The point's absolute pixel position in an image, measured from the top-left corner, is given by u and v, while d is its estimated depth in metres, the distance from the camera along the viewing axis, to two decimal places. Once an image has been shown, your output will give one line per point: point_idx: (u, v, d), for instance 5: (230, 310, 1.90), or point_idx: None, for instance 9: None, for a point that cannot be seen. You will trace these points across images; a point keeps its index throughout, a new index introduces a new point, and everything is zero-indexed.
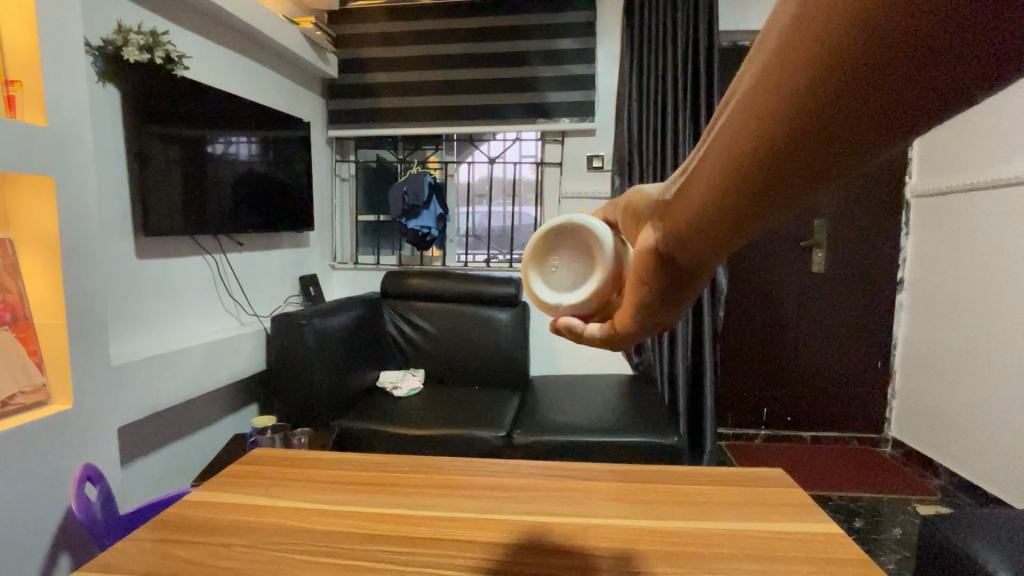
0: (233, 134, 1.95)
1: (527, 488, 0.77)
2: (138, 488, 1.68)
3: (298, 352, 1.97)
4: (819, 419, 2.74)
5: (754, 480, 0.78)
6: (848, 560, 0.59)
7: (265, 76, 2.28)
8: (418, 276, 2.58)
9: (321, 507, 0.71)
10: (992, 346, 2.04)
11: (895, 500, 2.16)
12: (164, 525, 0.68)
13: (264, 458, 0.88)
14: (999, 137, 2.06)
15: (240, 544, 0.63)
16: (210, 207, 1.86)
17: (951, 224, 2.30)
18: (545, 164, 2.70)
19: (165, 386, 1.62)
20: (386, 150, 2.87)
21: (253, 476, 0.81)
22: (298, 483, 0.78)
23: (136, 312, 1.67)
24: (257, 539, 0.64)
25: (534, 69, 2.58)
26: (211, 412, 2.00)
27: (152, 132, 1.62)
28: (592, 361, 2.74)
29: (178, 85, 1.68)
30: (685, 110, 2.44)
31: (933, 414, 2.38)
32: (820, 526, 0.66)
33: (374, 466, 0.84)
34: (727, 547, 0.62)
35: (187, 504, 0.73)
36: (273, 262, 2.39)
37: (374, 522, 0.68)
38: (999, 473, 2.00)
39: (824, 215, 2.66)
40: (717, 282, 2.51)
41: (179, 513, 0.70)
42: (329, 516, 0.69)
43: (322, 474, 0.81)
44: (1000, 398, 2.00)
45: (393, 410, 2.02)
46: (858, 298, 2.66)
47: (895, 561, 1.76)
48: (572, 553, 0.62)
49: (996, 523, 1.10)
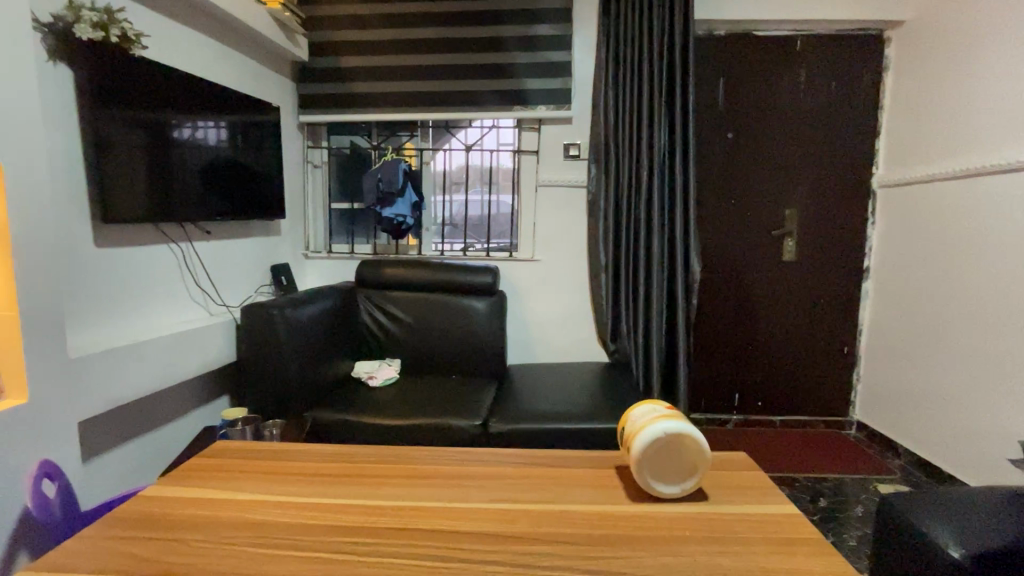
0: (200, 119, 1.89)
1: (497, 477, 0.77)
2: (101, 485, 1.63)
3: (270, 342, 1.92)
4: (787, 404, 2.83)
5: (719, 465, 0.80)
6: (805, 539, 0.62)
7: (232, 58, 2.20)
8: (393, 265, 2.54)
9: (287, 499, 0.70)
10: (953, 333, 2.13)
11: (858, 479, 2.25)
12: (121, 521, 0.66)
13: (231, 453, 0.85)
14: (964, 130, 2.12)
15: (199, 539, 0.62)
16: (177, 193, 1.80)
17: (914, 215, 2.38)
18: (521, 152, 2.68)
19: (128, 379, 1.56)
20: (360, 137, 2.81)
21: (218, 471, 0.78)
22: (265, 476, 0.77)
23: (95, 303, 1.61)
24: (218, 533, 0.63)
25: (510, 55, 2.55)
26: (178, 405, 1.95)
27: (112, 115, 1.55)
28: (569, 349, 2.75)
29: (134, 65, 1.60)
30: (659, 100, 2.46)
31: (896, 397, 2.48)
32: (780, 507, 0.68)
33: (342, 458, 0.83)
34: (690, 530, 0.63)
35: (147, 501, 0.71)
36: (243, 250, 2.32)
37: (342, 513, 0.67)
38: (957, 452, 2.10)
39: (795, 206, 2.71)
40: (691, 272, 2.55)
41: (138, 510, 0.68)
42: (294, 508, 0.68)
43: (289, 467, 0.80)
44: (960, 381, 2.08)
45: (369, 401, 2.01)
46: (827, 286, 2.73)
47: (856, 538, 1.84)
48: (538, 538, 0.62)
49: (941, 496, 1.15)
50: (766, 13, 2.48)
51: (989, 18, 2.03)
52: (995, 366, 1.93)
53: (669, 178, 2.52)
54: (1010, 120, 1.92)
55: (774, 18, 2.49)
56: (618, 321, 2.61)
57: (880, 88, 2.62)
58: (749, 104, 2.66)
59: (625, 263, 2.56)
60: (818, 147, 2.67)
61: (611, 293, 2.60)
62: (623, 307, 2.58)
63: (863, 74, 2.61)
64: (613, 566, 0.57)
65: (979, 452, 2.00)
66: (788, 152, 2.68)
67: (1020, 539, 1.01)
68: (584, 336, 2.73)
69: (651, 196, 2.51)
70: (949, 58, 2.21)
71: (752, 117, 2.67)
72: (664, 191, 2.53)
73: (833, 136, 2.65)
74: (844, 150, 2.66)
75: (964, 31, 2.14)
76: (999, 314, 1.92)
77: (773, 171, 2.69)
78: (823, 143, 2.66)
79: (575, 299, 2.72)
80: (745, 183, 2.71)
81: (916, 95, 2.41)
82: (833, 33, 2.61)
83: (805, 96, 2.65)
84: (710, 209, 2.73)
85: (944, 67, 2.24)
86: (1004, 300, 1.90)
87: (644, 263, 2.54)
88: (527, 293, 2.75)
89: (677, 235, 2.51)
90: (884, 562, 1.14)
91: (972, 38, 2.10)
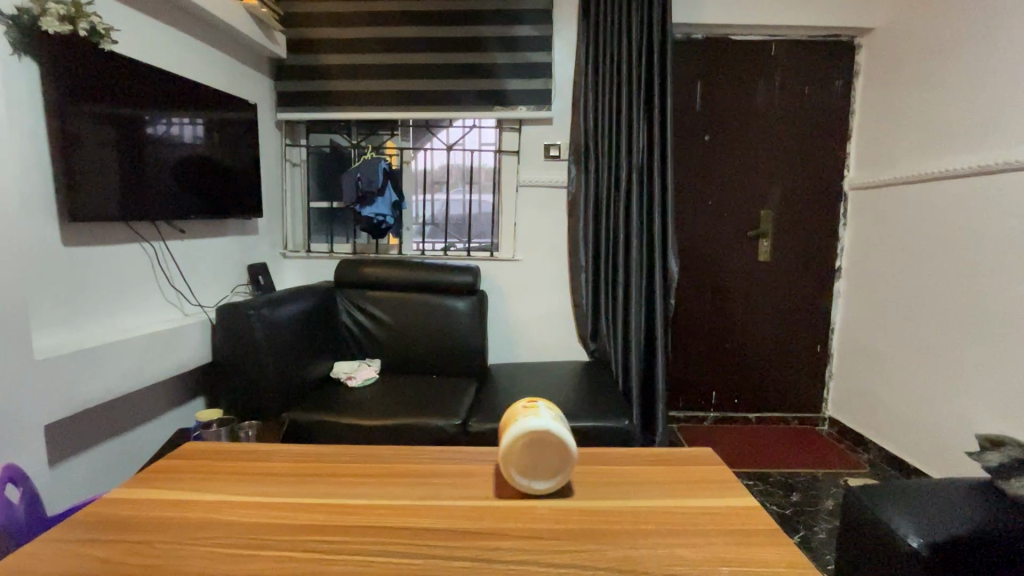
0: (174, 116, 1.86)
1: (464, 496, 0.80)
2: (69, 489, 1.59)
3: (246, 343, 1.89)
4: (763, 401, 2.89)
5: (675, 484, 0.85)
6: (744, 557, 0.67)
7: (207, 54, 2.16)
8: (373, 264, 2.52)
9: (258, 514, 0.73)
10: (919, 331, 2.20)
11: (830, 474, 2.30)
12: (94, 537, 0.67)
13: (210, 467, 0.86)
14: (931, 134, 2.19)
15: (168, 551, 0.65)
16: (151, 191, 1.77)
17: (883, 217, 2.45)
18: (502, 152, 2.69)
19: (100, 380, 1.53)
20: (340, 135, 2.79)
21: (199, 487, 0.79)
22: (238, 492, 0.79)
23: (64, 304, 1.57)
24: (183, 544, 0.66)
25: (491, 55, 2.55)
26: (151, 407, 1.91)
27: (82, 111, 1.52)
28: (550, 348, 2.78)
29: (106, 61, 1.57)
30: (637, 101, 2.49)
31: (865, 394, 2.56)
32: (726, 526, 0.73)
33: (314, 474, 0.85)
34: (640, 547, 0.68)
35: (129, 519, 0.71)
36: (218, 250, 2.29)
37: (313, 532, 0.70)
38: (922, 446, 2.18)
39: (770, 207, 2.77)
40: (669, 271, 2.58)
41: (120, 529, 0.69)
42: (265, 525, 0.71)
43: (261, 483, 0.82)
44: (926, 377, 2.16)
45: (348, 401, 1.99)
46: (801, 285, 2.80)
47: (827, 531, 1.89)
48: (498, 553, 0.66)
49: (905, 487, 1.18)
50: (742, 17, 2.53)
51: (955, 26, 2.10)
52: (960, 364, 2.00)
53: (648, 178, 2.56)
54: (975, 126, 1.99)
55: (750, 22, 2.54)
56: (598, 320, 2.64)
57: (852, 92, 2.69)
58: (726, 106, 2.71)
59: (604, 262, 2.58)
60: (793, 148, 2.73)
61: (592, 293, 2.62)
62: (602, 306, 2.60)
63: (835, 78, 2.68)
64: (584, 563, 0.65)
65: (943, 446, 2.08)
66: (764, 153, 2.73)
67: (976, 527, 1.05)
68: (565, 334, 2.76)
69: (630, 196, 2.54)
70: (918, 63, 2.28)
71: (728, 118, 2.72)
72: (644, 191, 2.57)
73: (807, 138, 2.72)
74: (818, 151, 2.72)
75: (932, 39, 2.22)
76: (964, 313, 1.99)
77: (749, 172, 2.75)
78: (797, 144, 2.72)
79: (556, 299, 2.74)
80: (722, 184, 2.76)
81: (886, 100, 2.48)
82: (807, 38, 2.67)
83: (780, 99, 2.71)
84: (688, 209, 2.77)
85: (913, 72, 2.31)
86: (969, 300, 1.97)
87: (624, 261, 2.56)
88: (508, 293, 2.76)
89: (655, 233, 2.54)
90: (847, 548, 1.19)
91: (940, 45, 2.17)
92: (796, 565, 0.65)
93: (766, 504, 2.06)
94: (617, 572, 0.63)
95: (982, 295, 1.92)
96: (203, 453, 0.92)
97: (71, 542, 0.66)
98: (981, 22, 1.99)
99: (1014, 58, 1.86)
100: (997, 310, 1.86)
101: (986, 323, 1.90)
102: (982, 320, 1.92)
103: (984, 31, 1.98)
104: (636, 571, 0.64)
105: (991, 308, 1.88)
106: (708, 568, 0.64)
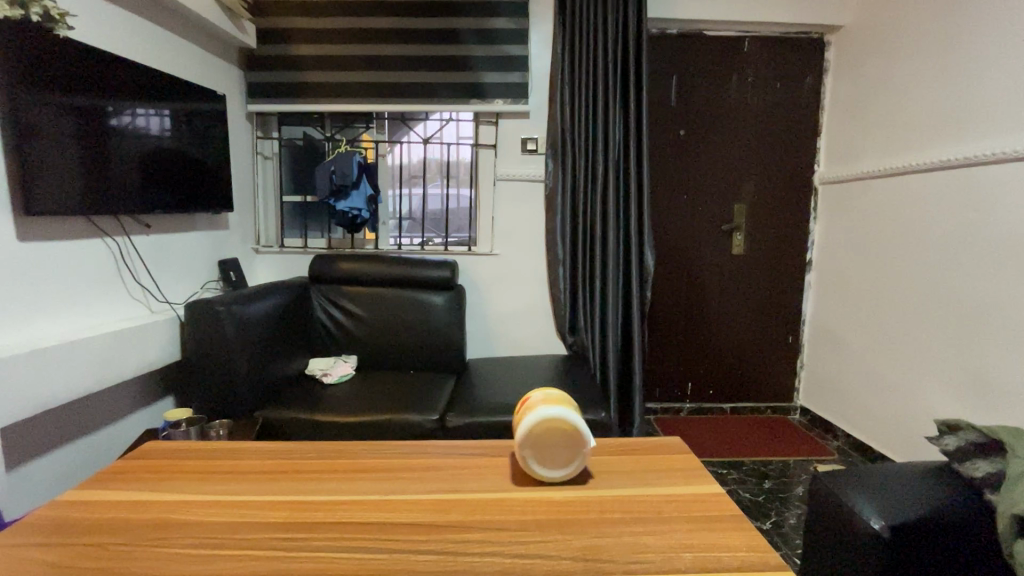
0: (140, 106, 1.80)
1: (434, 492, 0.80)
2: (26, 494, 1.53)
3: (217, 342, 1.83)
4: (737, 392, 2.95)
5: (645, 474, 0.86)
6: (706, 545, 0.68)
7: (172, 42, 2.09)
8: (349, 259, 2.49)
9: (224, 521, 0.72)
10: (885, 322, 2.27)
11: (800, 461, 2.37)
12: (51, 550, 0.66)
13: (179, 475, 0.85)
14: (897, 130, 2.25)
15: (126, 564, 0.63)
16: (114, 185, 1.71)
17: (852, 210, 2.51)
18: (479, 146, 2.66)
19: (60, 381, 1.48)
20: (314, 128, 2.74)
21: (170, 496, 0.78)
22: (201, 500, 0.77)
23: (21, 303, 1.51)
24: (144, 557, 0.65)
25: (467, 48, 2.52)
26: (116, 408, 1.86)
27: (39, 101, 1.45)
28: (528, 342, 2.78)
29: (58, 47, 1.48)
30: (615, 96, 2.50)
31: (833, 383, 2.63)
32: (691, 516, 0.74)
33: (283, 479, 0.84)
34: (609, 537, 0.69)
35: (94, 532, 0.70)
36: (188, 245, 2.23)
37: (279, 536, 0.69)
38: (886, 433, 2.26)
39: (744, 200, 2.81)
40: (644, 263, 2.61)
41: (84, 542, 0.68)
42: (230, 531, 0.70)
43: (227, 488, 0.81)
44: (892, 366, 2.23)
45: (324, 398, 1.97)
46: (773, 277, 2.85)
47: (796, 516, 1.95)
48: (466, 548, 0.67)
49: (867, 471, 1.21)
50: (716, 13, 2.55)
51: (920, 26, 2.16)
52: (925, 352, 2.06)
53: (626, 172, 2.56)
54: (940, 121, 2.04)
55: (724, 18, 2.57)
56: (575, 314, 2.65)
57: (821, 90, 2.74)
58: (702, 102, 2.74)
59: (581, 256, 2.59)
60: (767, 142, 2.77)
61: (570, 288, 2.63)
62: (581, 299, 2.61)
63: (806, 76, 2.73)
64: (548, 552, 0.66)
65: (906, 432, 2.15)
66: (736, 149, 2.77)
67: (931, 509, 1.08)
68: (543, 327, 2.77)
69: (607, 190, 2.55)
70: (887, 58, 2.33)
71: (702, 113, 2.75)
72: (621, 186, 2.57)
73: (779, 132, 2.76)
74: (789, 145, 2.77)
75: (898, 36, 2.27)
76: (930, 305, 2.04)
77: (723, 165, 2.78)
78: (770, 138, 2.76)
79: (534, 292, 2.74)
80: (698, 179, 2.79)
81: (856, 94, 2.53)
82: (778, 35, 2.71)
83: (754, 96, 2.74)
84: (665, 202, 2.80)
85: (881, 68, 2.36)
86: (934, 291, 2.02)
87: (601, 254, 2.58)
88: (486, 287, 2.75)
89: (632, 225, 2.56)
90: (814, 534, 1.21)
91: (908, 43, 2.22)
92: (756, 551, 0.67)
93: (738, 492, 2.10)
94: (584, 561, 0.65)
95: (947, 285, 1.97)
96: (173, 459, 0.91)
97: (29, 556, 0.65)
98: (946, 22, 2.04)
99: (980, 55, 1.90)
100: (963, 301, 1.91)
101: (950, 314, 1.96)
102: (946, 310, 1.97)
103: (951, 30, 2.02)
104: (601, 560, 0.65)
105: (955, 299, 1.94)
106: (673, 553, 0.66)
